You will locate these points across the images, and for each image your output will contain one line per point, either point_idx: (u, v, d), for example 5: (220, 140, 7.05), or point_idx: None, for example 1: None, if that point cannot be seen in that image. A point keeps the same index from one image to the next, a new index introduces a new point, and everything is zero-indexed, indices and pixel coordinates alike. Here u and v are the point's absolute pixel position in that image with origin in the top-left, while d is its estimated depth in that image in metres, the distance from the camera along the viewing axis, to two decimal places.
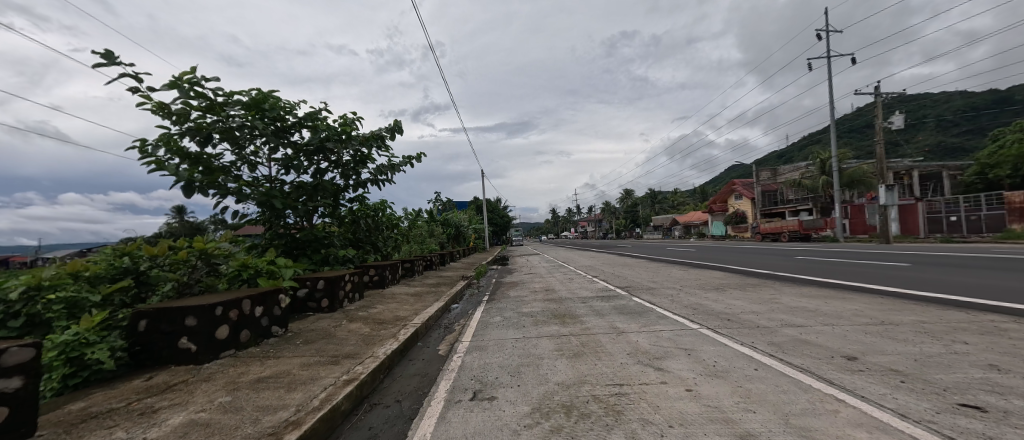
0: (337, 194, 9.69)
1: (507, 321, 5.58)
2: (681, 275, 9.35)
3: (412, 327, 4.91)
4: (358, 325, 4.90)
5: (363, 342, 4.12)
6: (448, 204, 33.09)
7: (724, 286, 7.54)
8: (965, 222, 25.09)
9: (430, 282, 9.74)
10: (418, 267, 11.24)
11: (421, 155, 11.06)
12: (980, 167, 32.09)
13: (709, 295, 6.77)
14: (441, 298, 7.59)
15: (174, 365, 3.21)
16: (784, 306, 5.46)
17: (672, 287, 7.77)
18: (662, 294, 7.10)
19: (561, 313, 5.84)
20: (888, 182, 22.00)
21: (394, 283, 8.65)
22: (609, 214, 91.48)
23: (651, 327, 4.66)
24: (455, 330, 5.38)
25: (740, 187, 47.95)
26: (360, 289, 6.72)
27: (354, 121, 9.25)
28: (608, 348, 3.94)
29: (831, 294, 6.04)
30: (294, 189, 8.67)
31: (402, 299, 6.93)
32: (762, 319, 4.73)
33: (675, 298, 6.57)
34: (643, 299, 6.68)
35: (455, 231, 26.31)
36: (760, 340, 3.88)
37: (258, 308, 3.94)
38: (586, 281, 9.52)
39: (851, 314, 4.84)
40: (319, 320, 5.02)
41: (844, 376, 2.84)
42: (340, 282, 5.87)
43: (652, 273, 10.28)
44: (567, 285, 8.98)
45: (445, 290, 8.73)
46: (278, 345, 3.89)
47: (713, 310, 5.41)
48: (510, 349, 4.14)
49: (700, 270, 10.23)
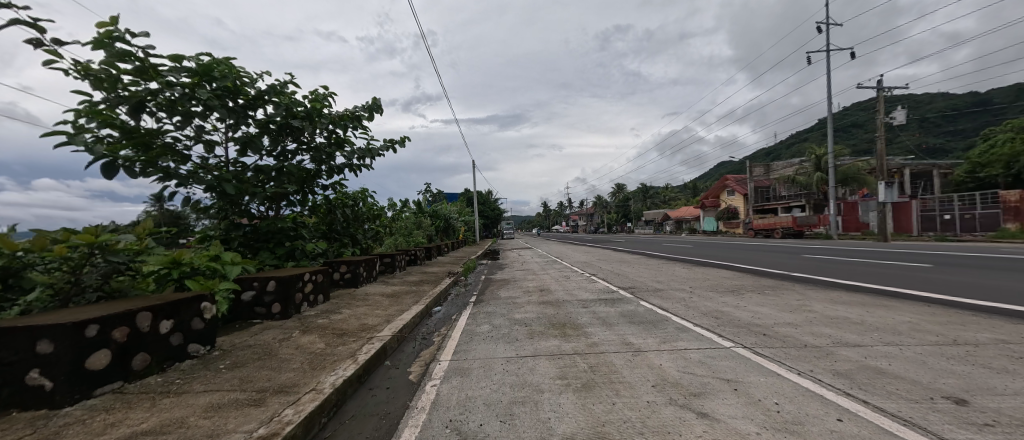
0: (308, 180, 8.65)
1: (497, 332, 4.67)
2: (688, 275, 8.53)
3: (379, 341, 3.97)
4: (311, 339, 3.94)
5: (309, 366, 3.18)
6: (438, 195, 31.93)
7: (740, 289, 6.74)
8: (959, 221, 24.86)
9: (412, 280, 8.77)
10: (401, 262, 10.27)
11: (404, 138, 10.11)
12: (971, 166, 32.04)
13: (727, 299, 5.94)
14: (421, 299, 6.64)
15: (17, 411, 2.25)
16: (822, 317, 4.64)
17: (682, 289, 6.94)
18: (672, 297, 6.25)
19: (561, 321, 4.95)
20: (887, 179, 21.52)
21: (370, 281, 7.69)
22: (600, 208, 91.09)
23: (673, 343, 3.80)
24: (434, 343, 4.45)
25: (733, 183, 47.55)
26: (325, 289, 5.77)
27: (326, 97, 8.24)
28: (625, 375, 3.07)
29: (870, 301, 5.24)
30: (256, 173, 7.62)
31: (375, 302, 5.97)
32: (806, 335, 3.90)
33: (689, 303, 5.74)
34: (653, 303, 5.83)
35: (444, 224, 25.20)
36: (820, 367, 3.03)
37: (164, 322, 2.96)
38: (584, 280, 8.66)
39: (909, 328, 4.04)
40: (262, 333, 4.05)
41: (975, 437, 2.00)
42: (296, 283, 4.89)
43: (655, 272, 9.46)
44: (564, 285, 8.09)
45: (427, 290, 7.78)
46: (189, 374, 2.92)
47: (741, 321, 4.57)
48: (500, 375, 3.23)
49: (706, 269, 9.43)
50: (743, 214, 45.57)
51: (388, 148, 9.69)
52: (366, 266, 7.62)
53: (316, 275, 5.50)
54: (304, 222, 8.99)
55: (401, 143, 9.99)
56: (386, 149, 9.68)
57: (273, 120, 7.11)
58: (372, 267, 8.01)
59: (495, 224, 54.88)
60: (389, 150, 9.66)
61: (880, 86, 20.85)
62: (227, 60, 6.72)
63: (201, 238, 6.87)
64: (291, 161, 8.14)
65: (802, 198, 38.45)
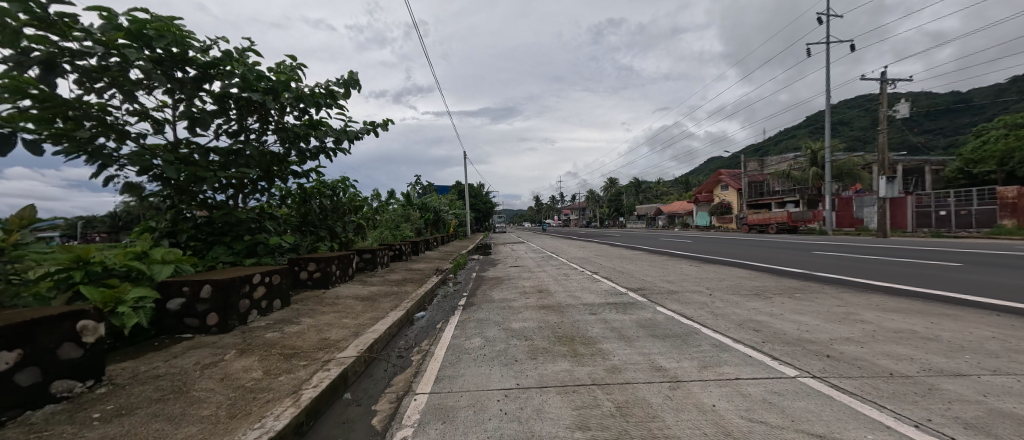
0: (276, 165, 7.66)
1: (490, 349, 3.77)
2: (701, 274, 7.73)
3: (337, 367, 3.03)
4: (246, 364, 3.00)
5: (228, 414, 2.25)
6: (427, 188, 30.78)
7: (766, 291, 5.94)
8: (955, 217, 24.51)
9: (394, 278, 7.83)
10: (383, 259, 9.32)
11: (388, 120, 9.20)
12: (964, 162, 31.91)
13: (757, 305, 5.14)
14: (402, 302, 5.72)
15: None
16: (883, 330, 3.85)
17: (699, 291, 6.12)
18: (692, 301, 5.42)
19: (568, 334, 4.07)
20: (888, 173, 20.96)
21: (344, 281, 6.73)
22: (593, 202, 90.54)
23: (717, 369, 2.95)
24: (411, 364, 3.54)
25: (727, 178, 47.19)
26: (285, 293, 4.83)
27: (295, 69, 7.26)
28: (671, 425, 2.20)
29: (929, 310, 4.47)
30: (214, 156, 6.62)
31: (346, 307, 5.04)
32: (882, 358, 3.09)
33: (714, 310, 4.91)
34: (672, 310, 5.01)
35: (433, 217, 24.10)
36: (938, 414, 2.19)
37: (3, 354, 2.00)
38: (587, 279, 7.80)
39: (1004, 347, 3.25)
40: (184, 355, 3.10)
41: None
42: (239, 287, 3.95)
43: (662, 270, 8.65)
44: (565, 286, 7.22)
45: (410, 290, 6.85)
46: (35, 433, 1.96)
47: (789, 335, 3.74)
48: (495, 422, 2.34)
49: (717, 267, 8.66)
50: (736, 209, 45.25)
51: (369, 132, 8.77)
52: (341, 263, 6.65)
53: (273, 275, 4.56)
54: (272, 213, 7.98)
55: (384, 126, 9.09)
56: (367, 132, 8.75)
57: (232, 92, 6.11)
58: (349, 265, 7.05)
59: (487, 217, 53.84)
60: (370, 134, 8.73)
61: (885, 77, 20.14)
62: (169, 19, 5.65)
63: (143, 231, 5.84)
64: (256, 142, 7.15)
65: (797, 193, 38.13)
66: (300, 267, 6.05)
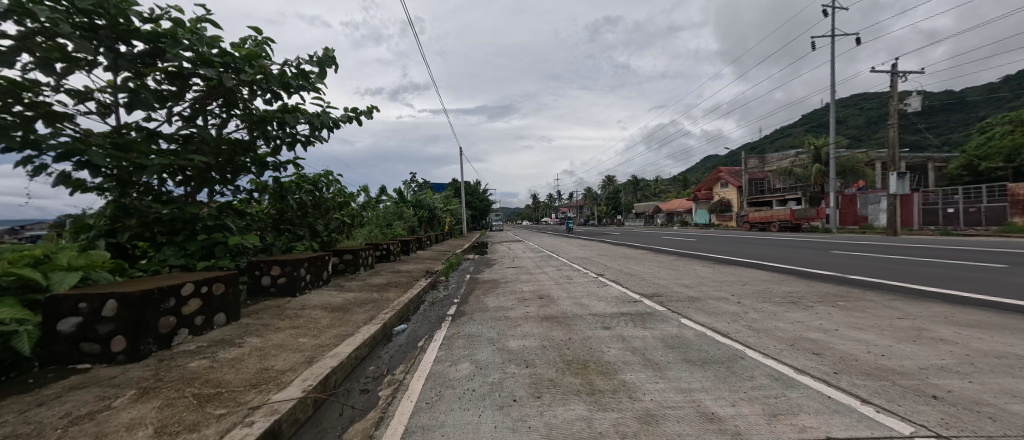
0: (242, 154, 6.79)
1: (481, 382, 2.91)
2: (720, 277, 6.91)
3: (266, 419, 2.17)
4: (137, 416, 2.14)
5: None
6: (422, 185, 29.84)
7: (804, 299, 5.12)
8: (963, 214, 23.77)
9: (376, 283, 6.97)
10: (367, 260, 8.43)
11: (372, 108, 8.34)
12: (968, 159, 31.26)
13: (799, 316, 4.33)
14: (380, 313, 4.86)
15: None
16: (978, 354, 3.04)
17: (725, 299, 5.29)
18: (722, 312, 4.59)
19: (579, 359, 3.25)
20: (897, 169, 20.19)
21: (315, 286, 5.85)
22: (590, 201, 89.81)
23: (792, 420, 2.13)
24: (375, 405, 2.67)
25: (727, 175, 46.53)
26: (232, 306, 3.96)
27: (262, 44, 6.36)
28: None
29: (1016, 326, 3.67)
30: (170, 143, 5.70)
31: (309, 321, 4.18)
32: (1012, 401, 2.27)
33: (753, 324, 4.08)
34: (700, 322, 4.20)
35: (427, 215, 23.15)
36: None
37: None
38: (593, 283, 6.95)
39: None
40: (54, 403, 2.24)
41: None
42: (158, 304, 3.07)
43: (675, 273, 7.82)
44: (569, 291, 6.38)
45: (392, 296, 6.00)
46: None
47: (863, 362, 2.91)
48: None
49: (735, 269, 7.83)
50: (737, 206, 44.49)
51: (350, 121, 7.93)
52: (312, 265, 5.79)
53: (214, 284, 3.70)
54: (240, 210, 7.08)
55: (367, 114, 8.22)
56: (348, 121, 7.91)
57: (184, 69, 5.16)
58: (324, 268, 6.19)
59: (483, 215, 52.87)
60: (351, 122, 7.88)
61: (895, 70, 19.37)
62: None
63: (77, 229, 4.96)
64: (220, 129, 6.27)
65: (799, 191, 37.44)
66: (261, 270, 5.21)
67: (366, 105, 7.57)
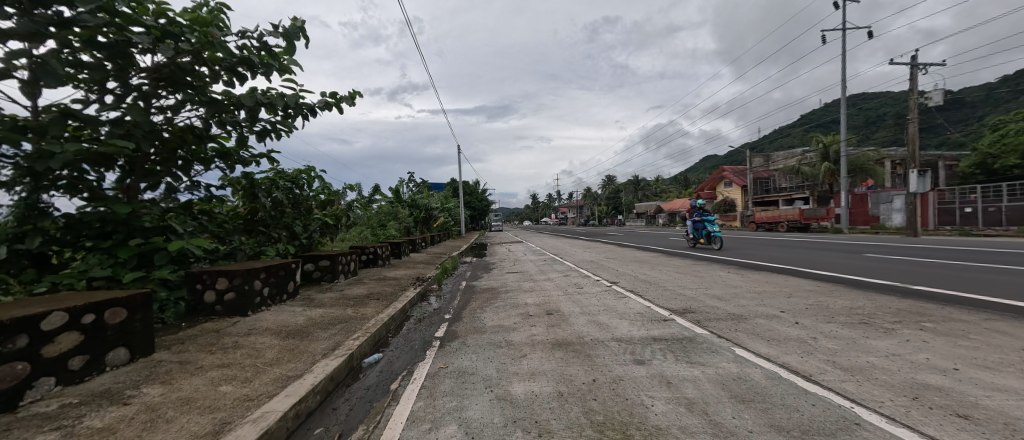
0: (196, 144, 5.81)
1: None
2: (757, 288, 5.92)
3: None
4: None
5: None
6: (419, 185, 28.89)
7: (877, 319, 4.14)
8: (981, 214, 22.73)
9: (355, 294, 5.98)
10: (349, 266, 7.43)
11: (354, 94, 7.34)
12: (981, 156, 30.25)
13: (889, 345, 3.34)
14: (348, 337, 3.85)
15: None
16: None
17: (777, 318, 4.29)
18: (784, 339, 3.59)
19: (616, 423, 2.24)
20: (916, 166, 19.17)
21: (276, 300, 4.84)
22: (590, 201, 88.86)
23: None
24: None
25: (731, 174, 45.59)
26: (142, 338, 2.95)
27: (217, 12, 5.36)
28: None
29: None
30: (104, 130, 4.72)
31: (249, 354, 3.17)
32: None
33: (834, 358, 3.09)
34: (761, 354, 3.22)
35: (424, 215, 22.17)
36: None
37: None
38: (608, 295, 5.97)
39: None
40: None
41: None
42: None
43: (699, 281, 6.83)
44: (581, 305, 5.40)
45: (370, 312, 5.00)
46: None
47: None
48: None
49: (769, 277, 6.84)
50: (741, 206, 43.56)
51: (328, 108, 6.94)
52: (272, 276, 4.77)
53: (109, 311, 2.69)
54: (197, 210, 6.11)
55: (349, 100, 7.22)
56: (325, 109, 6.92)
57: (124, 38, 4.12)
58: (289, 279, 5.16)
59: (483, 216, 51.85)
60: (330, 109, 6.88)
61: (916, 62, 18.40)
62: None
63: None
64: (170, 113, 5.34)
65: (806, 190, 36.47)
66: (203, 283, 4.17)
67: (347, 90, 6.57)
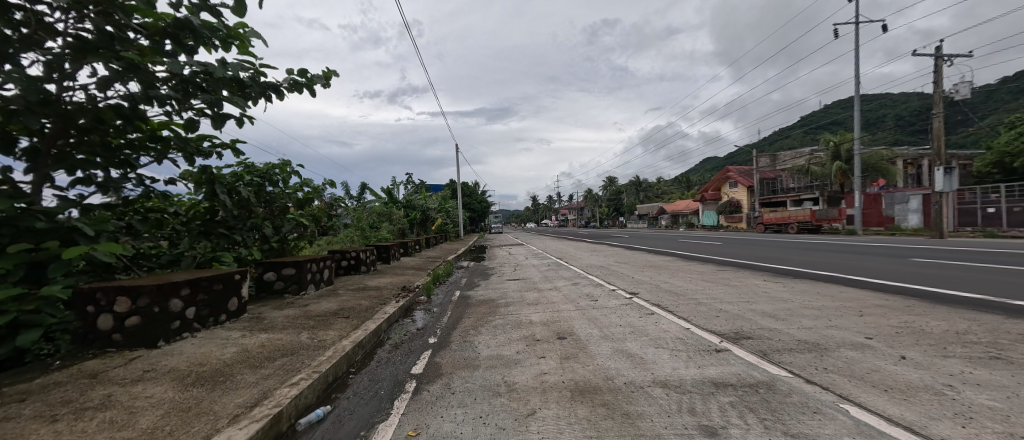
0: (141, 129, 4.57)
1: None
2: (815, 304, 4.80)
3: None
4: None
5: None
6: (416, 187, 27.78)
7: (1010, 352, 3.04)
8: (1005, 214, 21.59)
9: (321, 310, 4.86)
10: (321, 274, 6.33)
11: (329, 74, 6.26)
12: (997, 155, 29.20)
13: None
14: (283, 384, 2.71)
15: None
16: None
17: (871, 350, 3.19)
18: (907, 388, 2.49)
19: None
20: (941, 162, 18.05)
21: (207, 323, 3.73)
22: (591, 203, 87.68)
23: None
24: None
25: (736, 174, 44.50)
26: None
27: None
28: None
29: None
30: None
31: (106, 424, 2.05)
32: None
33: (1015, 430, 1.98)
34: (895, 422, 2.09)
35: (419, 217, 21.03)
36: None
37: None
38: (631, 312, 4.88)
39: None
40: None
41: None
42: None
43: (737, 293, 5.70)
44: (600, 326, 4.29)
45: (331, 336, 3.88)
46: None
47: None
48: None
49: (820, 288, 5.72)
50: (747, 207, 42.37)
51: (297, 88, 5.87)
52: (202, 292, 3.65)
53: None
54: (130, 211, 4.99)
55: (323, 80, 6.15)
56: (294, 89, 5.85)
57: None
58: (230, 295, 4.05)
59: (482, 218, 50.68)
60: (299, 89, 5.83)
61: (940, 53, 17.33)
62: None
63: None
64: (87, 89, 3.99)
65: (815, 190, 35.38)
66: (97, 305, 3.07)
67: (320, 68, 5.48)
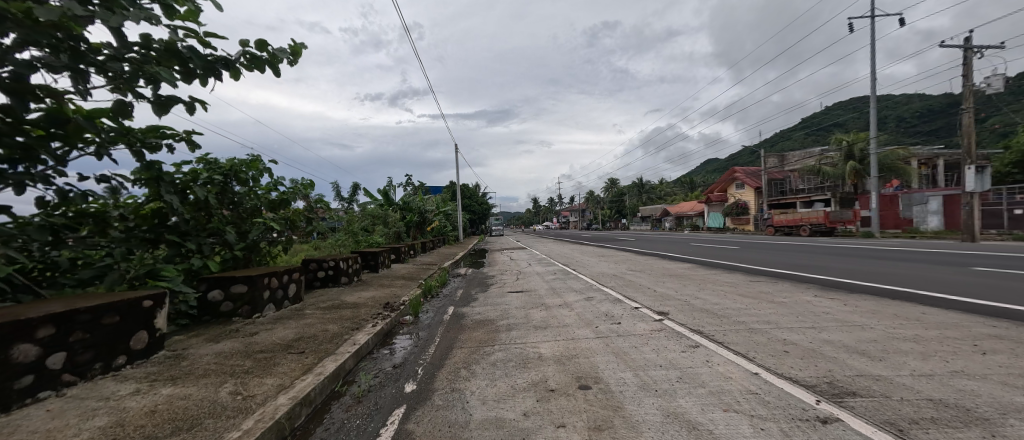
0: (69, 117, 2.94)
1: None
2: (905, 335, 3.73)
3: None
4: None
5: None
6: (415, 188, 26.83)
7: None
8: None
9: (270, 340, 3.80)
10: (285, 291, 5.26)
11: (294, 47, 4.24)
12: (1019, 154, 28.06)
13: None
14: None
15: None
16: None
17: None
18: None
19: None
20: (971, 160, 16.92)
21: (90, 372, 2.68)
22: (593, 205, 86.68)
23: None
24: None
25: (743, 175, 43.39)
26: None
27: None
28: None
29: None
30: None
31: None
32: None
33: None
34: None
35: (417, 220, 19.98)
36: None
37: None
38: (666, 343, 3.82)
39: None
40: None
41: None
42: None
43: (792, 315, 4.63)
44: (632, 366, 3.23)
45: (267, 386, 2.81)
46: None
47: None
48: None
49: (894, 309, 4.63)
50: (754, 209, 41.19)
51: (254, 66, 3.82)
52: (77, 331, 2.58)
53: None
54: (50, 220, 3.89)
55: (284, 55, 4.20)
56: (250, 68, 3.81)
57: None
58: (133, 328, 3.00)
59: (482, 220, 49.59)
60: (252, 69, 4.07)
61: (969, 44, 16.29)
62: None
63: None
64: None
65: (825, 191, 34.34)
66: None
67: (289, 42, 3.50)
